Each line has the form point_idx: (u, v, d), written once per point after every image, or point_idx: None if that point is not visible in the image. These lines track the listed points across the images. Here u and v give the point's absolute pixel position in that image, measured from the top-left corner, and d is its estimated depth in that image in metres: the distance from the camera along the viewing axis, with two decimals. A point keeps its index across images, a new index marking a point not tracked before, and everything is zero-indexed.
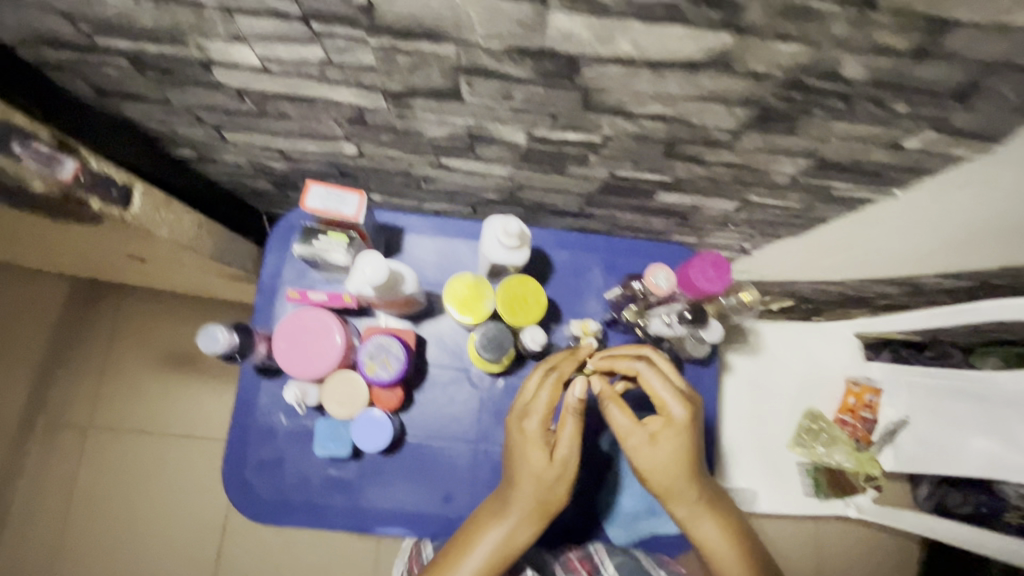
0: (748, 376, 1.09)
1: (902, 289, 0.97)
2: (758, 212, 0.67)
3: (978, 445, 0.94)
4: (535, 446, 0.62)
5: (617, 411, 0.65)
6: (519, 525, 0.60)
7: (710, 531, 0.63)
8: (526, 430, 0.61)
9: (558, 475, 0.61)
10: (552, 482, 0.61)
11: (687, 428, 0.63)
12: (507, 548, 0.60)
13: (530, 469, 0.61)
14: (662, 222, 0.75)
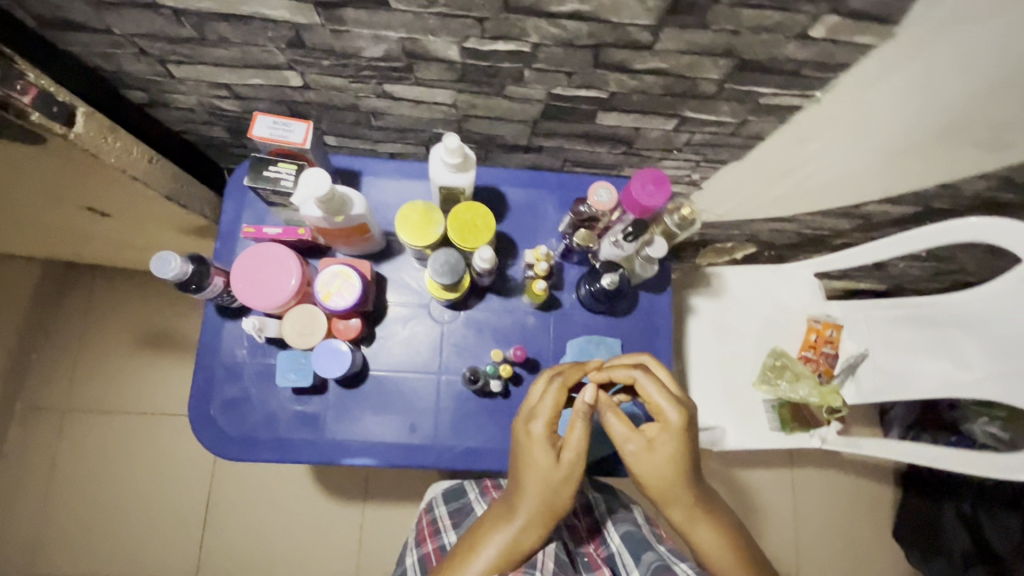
0: (712, 317, 1.12)
1: (853, 221, 1.00)
2: (696, 131, 0.70)
3: (930, 368, 0.99)
4: (541, 450, 0.63)
5: (615, 420, 0.66)
6: (526, 527, 0.63)
7: (706, 533, 0.68)
8: (534, 434, 0.63)
9: (564, 479, 0.64)
10: (558, 487, 0.64)
11: (688, 437, 0.64)
12: (514, 550, 0.63)
13: (536, 472, 0.64)
14: (609, 152, 0.78)
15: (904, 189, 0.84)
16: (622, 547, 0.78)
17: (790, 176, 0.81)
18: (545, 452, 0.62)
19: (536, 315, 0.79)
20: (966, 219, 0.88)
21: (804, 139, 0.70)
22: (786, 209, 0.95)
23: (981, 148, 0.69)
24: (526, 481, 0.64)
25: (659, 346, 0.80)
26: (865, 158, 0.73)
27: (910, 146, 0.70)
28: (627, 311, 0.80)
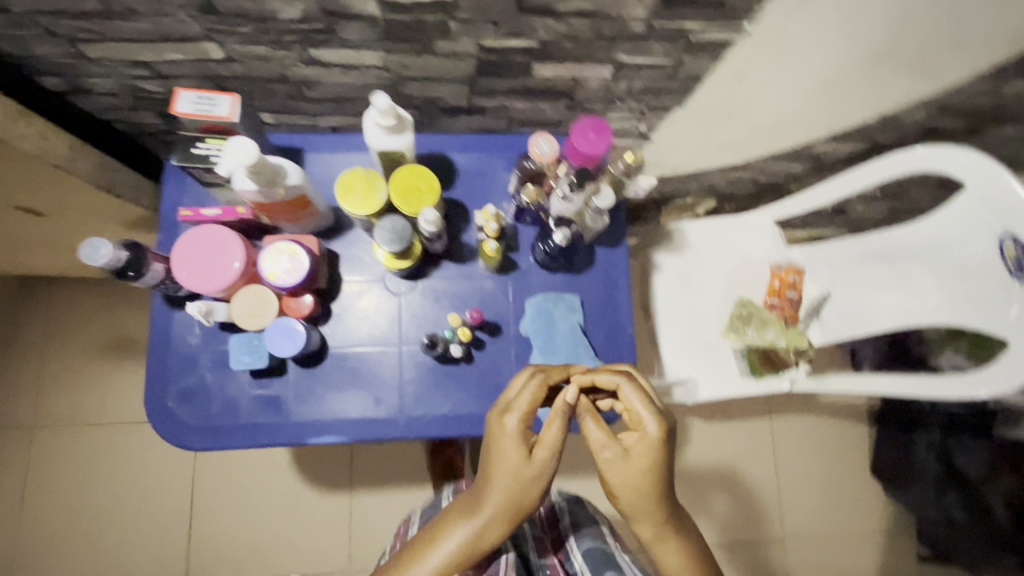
0: (677, 272, 1.13)
1: (806, 163, 1.01)
2: (635, 77, 0.69)
3: (885, 301, 1.03)
4: (510, 445, 0.63)
5: (594, 424, 0.66)
6: (487, 522, 0.63)
7: (676, 557, 0.66)
8: (505, 428, 0.63)
9: (531, 479, 0.63)
10: (525, 484, 0.63)
11: (665, 451, 0.64)
12: (474, 543, 0.63)
13: (502, 468, 0.63)
14: (553, 108, 0.77)
15: (847, 125, 0.85)
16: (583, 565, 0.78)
17: (736, 119, 0.81)
18: (514, 446, 0.62)
19: (493, 278, 0.79)
20: (908, 150, 0.91)
21: (743, 77, 0.70)
22: (738, 155, 0.95)
23: (914, 72, 0.70)
24: (493, 474, 0.64)
25: (619, 299, 0.80)
26: (804, 92, 0.74)
27: (846, 76, 0.70)
28: (585, 267, 0.80)
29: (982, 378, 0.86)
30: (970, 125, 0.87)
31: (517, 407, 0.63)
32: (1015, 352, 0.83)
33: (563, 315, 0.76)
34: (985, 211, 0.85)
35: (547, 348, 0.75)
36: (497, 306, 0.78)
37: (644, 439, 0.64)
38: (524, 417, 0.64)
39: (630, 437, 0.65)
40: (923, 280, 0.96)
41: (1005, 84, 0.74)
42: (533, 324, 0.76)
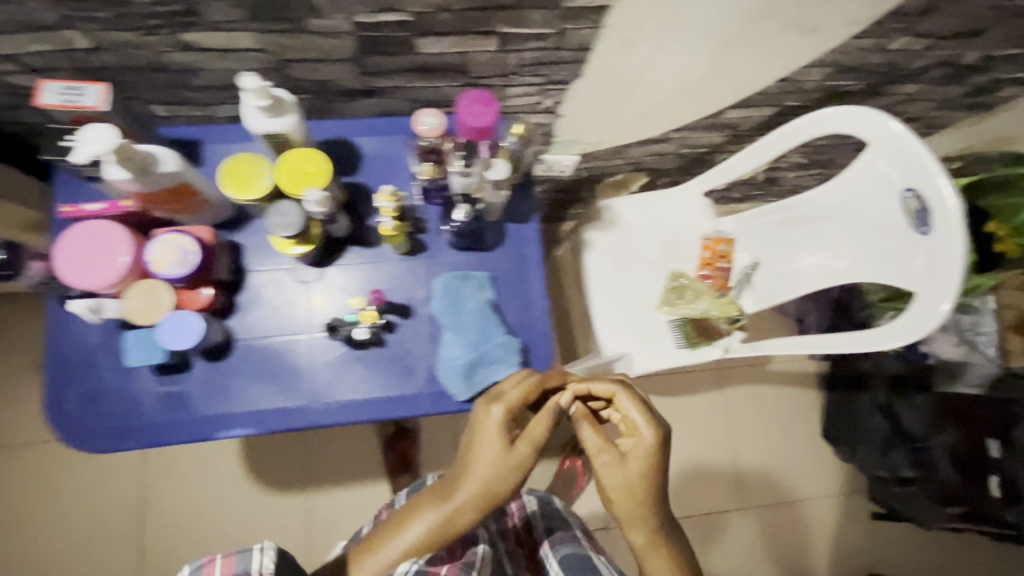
0: (608, 249, 1.14)
1: (723, 132, 1.02)
2: (523, 48, 0.69)
3: (807, 263, 1.05)
4: (496, 436, 0.68)
5: (590, 431, 0.75)
6: (462, 504, 0.67)
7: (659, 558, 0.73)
8: (491, 416, 0.68)
9: (510, 468, 0.68)
10: (504, 472, 0.68)
11: (656, 455, 0.73)
12: (447, 527, 0.67)
13: (482, 455, 0.68)
14: (452, 86, 0.76)
15: (751, 90, 0.86)
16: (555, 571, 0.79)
17: (637, 89, 0.81)
18: (497, 434, 0.68)
19: (403, 260, 0.78)
20: (824, 110, 0.92)
21: (631, 43, 0.70)
22: (653, 127, 0.96)
23: (798, 31, 0.71)
24: (474, 460, 0.69)
25: (532, 274, 0.80)
26: (697, 58, 0.75)
27: (732, 38, 0.71)
28: (496, 244, 0.80)
29: (893, 330, 0.88)
30: (871, 86, 0.89)
31: (508, 399, 0.69)
32: (920, 302, 0.85)
33: (470, 293, 0.75)
34: (892, 168, 0.87)
35: (455, 325, 0.74)
36: (408, 289, 0.78)
37: (639, 445, 0.73)
38: (511, 409, 0.70)
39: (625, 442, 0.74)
40: (838, 240, 0.99)
41: (889, 39, 0.75)
42: (441, 303, 0.75)
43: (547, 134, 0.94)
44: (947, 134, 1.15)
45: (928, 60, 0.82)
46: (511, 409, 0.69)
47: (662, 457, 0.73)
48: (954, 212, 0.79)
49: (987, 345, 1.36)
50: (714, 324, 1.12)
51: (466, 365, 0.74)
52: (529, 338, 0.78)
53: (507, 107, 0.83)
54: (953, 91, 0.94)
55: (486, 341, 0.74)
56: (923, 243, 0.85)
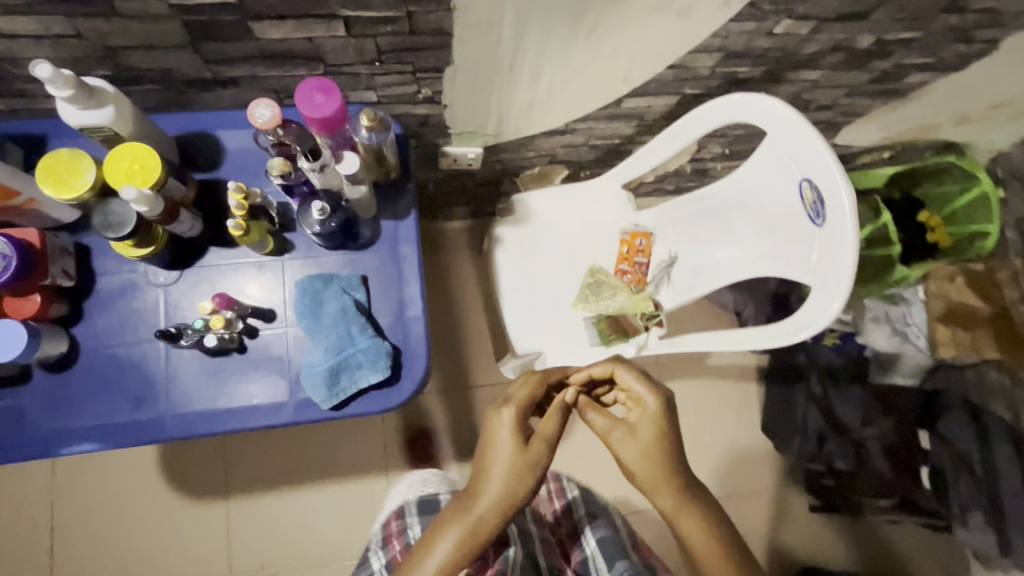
0: (520, 244, 1.10)
1: (629, 121, 0.98)
2: (375, 33, 0.65)
3: (719, 256, 1.02)
4: (508, 437, 0.75)
5: (598, 416, 0.82)
6: (485, 508, 0.71)
7: (693, 524, 0.74)
8: (502, 417, 0.77)
9: (527, 465, 0.74)
10: (523, 469, 0.74)
11: (663, 418, 0.79)
12: (474, 533, 0.70)
13: (499, 456, 0.75)
14: (313, 74, 0.72)
15: (642, 77, 0.83)
16: (596, 553, 0.85)
17: (518, 76, 0.77)
18: (511, 434, 0.75)
19: (266, 261, 0.74)
20: (728, 96, 0.88)
21: (493, 27, 0.66)
22: (553, 117, 0.93)
23: (669, 13, 0.67)
24: (493, 464, 0.75)
25: (407, 272, 0.76)
26: (569, 42, 0.71)
27: (600, 20, 0.67)
28: (368, 243, 0.77)
29: (796, 323, 0.86)
30: (770, 73, 0.86)
31: (515, 400, 0.78)
32: (816, 296, 0.83)
33: (331, 295, 0.71)
34: (790, 158, 0.84)
35: (315, 328, 0.69)
36: (273, 292, 0.74)
37: (647, 412, 0.80)
38: (520, 411, 0.79)
39: (636, 414, 0.81)
40: (744, 234, 0.96)
41: (771, 22, 0.72)
42: (301, 305, 0.70)
43: (441, 125, 0.90)
44: (867, 122, 1.12)
45: (820, 45, 0.79)
46: (520, 408, 0.78)
47: (670, 417, 0.79)
48: (845, 203, 0.77)
49: (917, 336, 1.36)
50: (633, 322, 1.09)
51: (327, 371, 0.69)
52: (402, 340, 0.75)
53: (383, 96, 0.79)
54: (859, 77, 0.91)
55: (348, 344, 0.70)
56: (818, 235, 0.82)
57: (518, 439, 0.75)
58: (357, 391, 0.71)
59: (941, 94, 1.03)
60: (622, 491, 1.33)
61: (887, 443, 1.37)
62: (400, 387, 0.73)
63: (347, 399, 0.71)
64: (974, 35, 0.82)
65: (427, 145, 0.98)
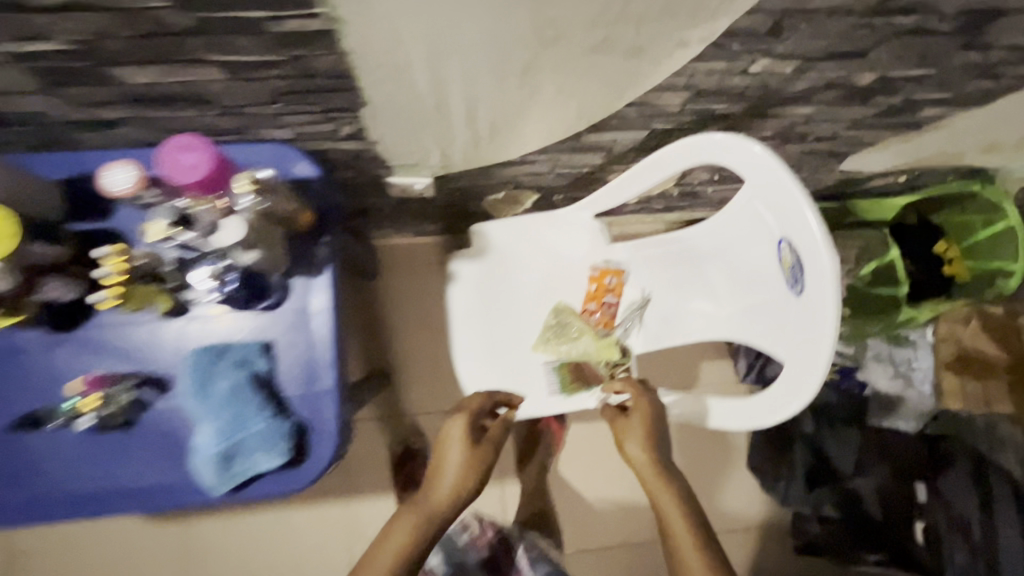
0: (476, 281, 1.00)
1: (595, 151, 0.87)
2: (262, 76, 0.55)
3: (692, 308, 0.92)
4: (458, 440, 0.86)
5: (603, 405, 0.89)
6: (438, 496, 0.83)
7: (670, 507, 0.79)
8: (454, 426, 0.87)
9: (476, 459, 0.85)
10: (473, 465, 0.85)
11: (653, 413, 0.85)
12: (428, 514, 0.81)
13: (451, 455, 0.85)
14: (207, 115, 0.63)
15: (598, 115, 0.71)
16: None
17: (449, 116, 0.67)
18: (458, 439, 0.85)
19: (160, 322, 0.67)
20: (705, 135, 0.75)
21: (402, 71, 0.56)
22: (505, 152, 0.82)
23: (614, 54, 0.56)
24: (446, 461, 0.85)
25: (319, 339, 0.69)
26: (500, 84, 0.60)
27: (532, 61, 0.56)
28: (275, 304, 0.69)
29: (763, 403, 0.76)
30: (752, 109, 0.73)
31: (463, 415, 0.87)
32: (788, 376, 0.73)
33: (225, 370, 0.63)
34: (769, 213, 0.73)
35: (204, 409, 0.62)
36: (166, 357, 0.66)
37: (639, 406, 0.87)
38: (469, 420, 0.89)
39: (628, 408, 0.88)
40: (721, 288, 0.86)
41: (745, 62, 0.60)
42: (188, 381, 0.62)
43: (376, 158, 0.80)
44: (878, 151, 0.98)
45: (809, 83, 0.66)
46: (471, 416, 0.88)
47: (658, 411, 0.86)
48: (825, 276, 0.65)
49: (920, 382, 1.28)
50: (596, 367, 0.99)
51: (217, 457, 0.62)
52: (310, 417, 0.67)
53: (299, 134, 0.69)
54: (862, 112, 0.78)
55: (238, 428, 0.62)
56: (795, 306, 0.71)
57: (468, 439, 0.86)
58: (255, 475, 0.64)
59: (963, 126, 0.89)
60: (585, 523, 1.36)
61: (882, 489, 1.25)
62: (305, 466, 0.66)
63: (243, 484, 0.64)
64: (1002, 71, 0.69)
65: (368, 175, 0.88)
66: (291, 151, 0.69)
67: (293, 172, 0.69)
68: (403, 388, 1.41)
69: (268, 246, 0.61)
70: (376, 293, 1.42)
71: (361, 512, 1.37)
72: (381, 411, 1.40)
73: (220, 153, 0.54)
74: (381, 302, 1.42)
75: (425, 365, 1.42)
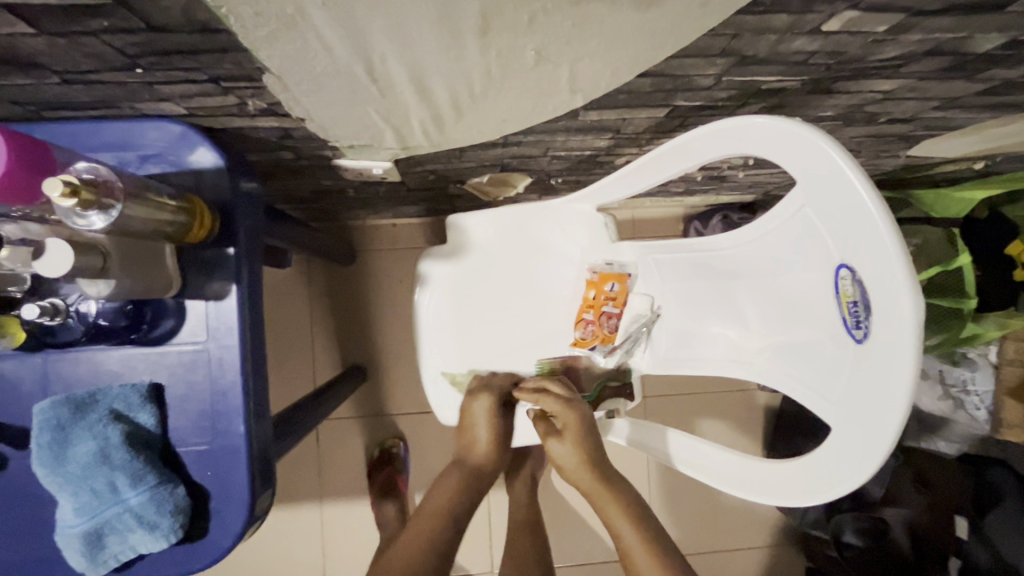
0: (449, 284, 0.83)
1: (597, 133, 0.68)
2: (93, 30, 0.37)
3: (714, 334, 0.73)
4: (490, 414, 0.74)
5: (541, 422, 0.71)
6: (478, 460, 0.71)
7: (619, 519, 0.62)
8: (482, 402, 0.75)
9: (506, 428, 0.75)
10: (502, 434, 0.74)
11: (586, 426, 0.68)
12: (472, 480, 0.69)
13: (480, 424, 0.74)
14: (52, 82, 0.45)
15: (598, 90, 0.52)
16: None
17: (389, 89, 0.48)
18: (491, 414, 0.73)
19: (15, 361, 0.51)
20: (746, 118, 0.55)
21: (301, 23, 0.37)
22: (480, 134, 0.63)
23: (617, 2, 0.37)
24: (476, 432, 0.74)
25: (226, 383, 0.53)
26: (453, 44, 0.41)
27: (494, 7, 0.37)
28: (165, 337, 0.53)
29: (804, 473, 0.60)
30: (812, 84, 0.54)
31: (489, 393, 0.75)
32: (832, 444, 0.56)
33: (87, 430, 0.48)
34: (826, 229, 0.54)
35: (60, 480, 0.48)
36: (26, 399, 0.52)
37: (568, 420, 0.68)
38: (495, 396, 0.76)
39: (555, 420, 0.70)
40: (752, 313, 0.68)
41: (818, 15, 0.40)
42: (44, 442, 0.47)
43: (313, 140, 0.62)
44: (963, 136, 0.77)
45: (904, 48, 0.46)
46: (495, 390, 0.76)
47: (585, 423, 0.68)
48: (903, 325, 0.47)
49: (975, 405, 0.97)
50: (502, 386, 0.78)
51: (82, 537, 0.48)
52: (212, 481, 0.53)
53: (196, 108, 0.52)
54: (962, 89, 0.58)
55: (110, 501, 0.48)
56: (854, 356, 0.53)
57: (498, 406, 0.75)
58: (138, 554, 0.51)
59: None
60: (579, 542, 1.23)
61: (914, 524, 1.04)
62: (208, 540, 0.53)
63: (121, 564, 0.50)
64: None
65: (311, 156, 0.69)
66: (187, 133, 0.53)
67: (189, 161, 0.53)
68: (381, 386, 1.27)
69: (131, 268, 0.45)
70: (353, 280, 1.26)
71: (334, 519, 1.26)
72: (357, 411, 1.27)
73: (22, 142, 0.37)
74: (359, 291, 1.26)
75: (406, 362, 1.26)
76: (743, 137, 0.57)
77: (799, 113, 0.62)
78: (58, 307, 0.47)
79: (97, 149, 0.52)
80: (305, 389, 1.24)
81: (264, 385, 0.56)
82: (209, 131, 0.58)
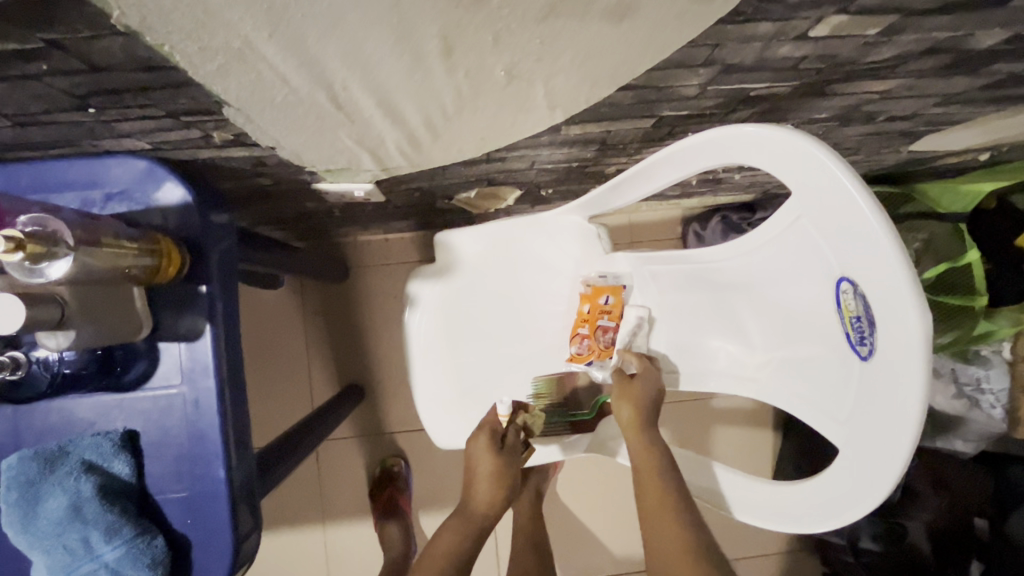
0: (439, 305, 0.81)
1: (584, 144, 0.65)
2: (33, 73, 0.35)
3: (714, 348, 0.71)
4: (485, 452, 0.72)
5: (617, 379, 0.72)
6: (475, 505, 0.70)
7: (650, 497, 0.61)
8: (480, 437, 0.73)
9: (511, 467, 0.72)
10: (506, 473, 0.72)
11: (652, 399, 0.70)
12: (472, 527, 0.68)
13: (482, 466, 0.71)
14: (7, 124, 0.44)
15: (579, 105, 0.50)
16: None
17: (356, 113, 0.46)
18: (489, 453, 0.71)
19: None
20: (735, 127, 0.53)
21: (250, 56, 0.35)
22: (460, 152, 0.61)
23: (585, 16, 0.34)
24: (478, 471, 0.72)
25: (205, 426, 0.51)
26: (418, 67, 0.39)
27: (454, 30, 0.35)
28: (138, 381, 0.51)
29: (815, 496, 0.57)
30: (806, 88, 0.51)
31: (484, 428, 0.74)
32: (841, 466, 0.54)
33: (57, 485, 0.46)
34: (826, 240, 0.51)
35: (31, 537, 0.46)
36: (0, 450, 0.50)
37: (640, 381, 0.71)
38: (491, 432, 0.74)
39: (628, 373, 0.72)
40: (752, 328, 0.65)
41: (804, 20, 0.37)
42: (13, 501, 0.46)
43: (288, 166, 0.60)
44: (968, 129, 0.74)
45: (900, 49, 0.43)
46: (493, 429, 0.74)
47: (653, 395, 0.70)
48: (912, 343, 0.44)
49: (991, 403, 0.92)
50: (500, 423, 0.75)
51: None
52: (193, 528, 0.51)
53: (159, 143, 0.50)
54: (964, 85, 0.55)
55: (85, 557, 0.46)
56: (860, 373, 0.51)
57: (495, 446, 0.72)
58: None
59: None
60: (588, 554, 1.21)
61: (933, 526, 0.98)
62: None
63: None
64: None
65: (290, 181, 0.67)
66: (153, 168, 0.51)
67: (156, 197, 0.51)
68: (380, 405, 1.25)
69: (93, 314, 0.43)
70: (348, 298, 1.24)
71: (337, 539, 1.24)
72: (356, 430, 1.25)
73: None
74: (353, 308, 1.24)
75: (404, 378, 1.24)
76: (734, 146, 0.54)
77: (793, 116, 0.59)
78: (18, 360, 0.47)
79: (60, 188, 0.50)
80: (304, 409, 1.23)
81: (245, 424, 0.54)
82: (179, 162, 0.56)
